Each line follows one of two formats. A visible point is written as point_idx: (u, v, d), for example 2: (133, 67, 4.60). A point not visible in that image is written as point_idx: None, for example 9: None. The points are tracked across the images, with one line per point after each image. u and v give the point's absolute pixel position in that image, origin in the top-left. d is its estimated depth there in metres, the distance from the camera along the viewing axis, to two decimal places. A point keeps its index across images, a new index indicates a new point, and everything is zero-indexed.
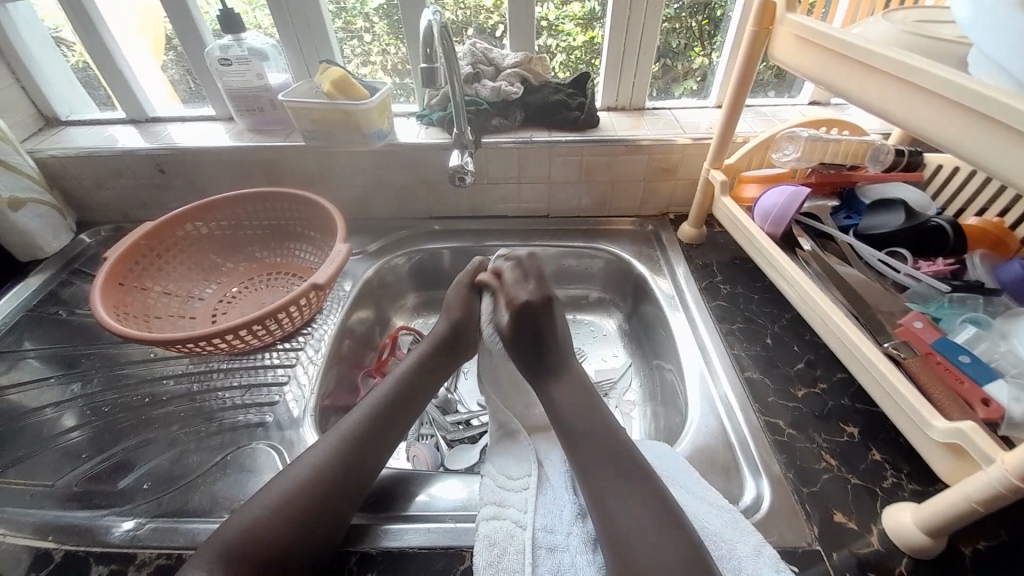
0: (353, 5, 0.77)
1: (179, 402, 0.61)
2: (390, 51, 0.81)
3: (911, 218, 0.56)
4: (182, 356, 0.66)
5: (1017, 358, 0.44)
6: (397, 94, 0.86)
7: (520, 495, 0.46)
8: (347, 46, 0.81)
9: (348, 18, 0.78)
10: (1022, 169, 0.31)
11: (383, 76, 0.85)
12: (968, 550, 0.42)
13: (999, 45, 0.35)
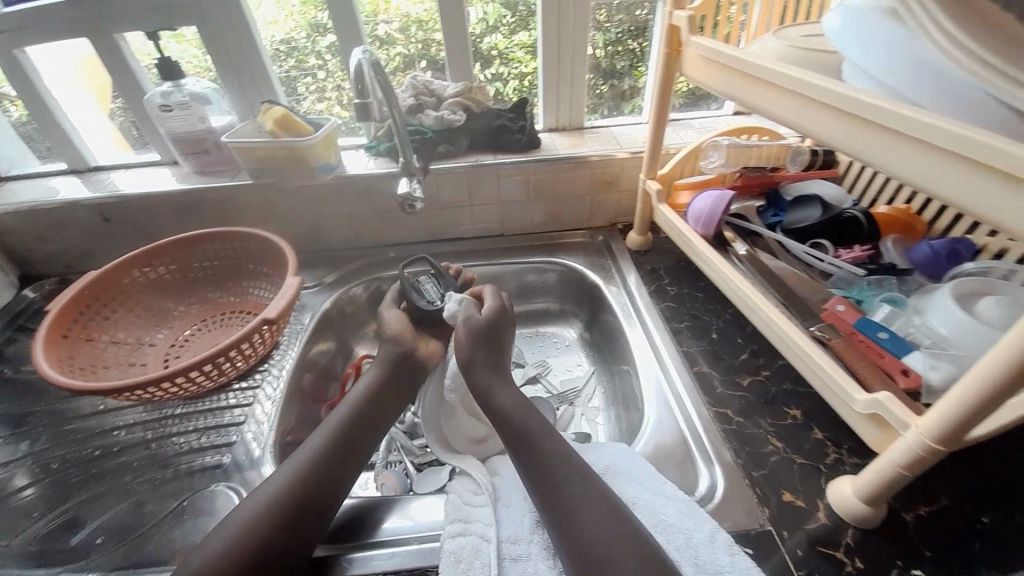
0: (303, 44, 0.79)
1: (134, 451, 0.58)
2: (344, 86, 0.84)
3: (827, 212, 0.62)
4: (136, 404, 0.64)
5: (932, 330, 0.48)
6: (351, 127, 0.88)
7: (484, 510, 0.46)
8: (301, 84, 0.83)
9: (300, 57, 0.80)
10: (895, 161, 0.35)
11: (339, 111, 0.86)
12: (908, 516, 0.45)
13: (866, 56, 0.39)
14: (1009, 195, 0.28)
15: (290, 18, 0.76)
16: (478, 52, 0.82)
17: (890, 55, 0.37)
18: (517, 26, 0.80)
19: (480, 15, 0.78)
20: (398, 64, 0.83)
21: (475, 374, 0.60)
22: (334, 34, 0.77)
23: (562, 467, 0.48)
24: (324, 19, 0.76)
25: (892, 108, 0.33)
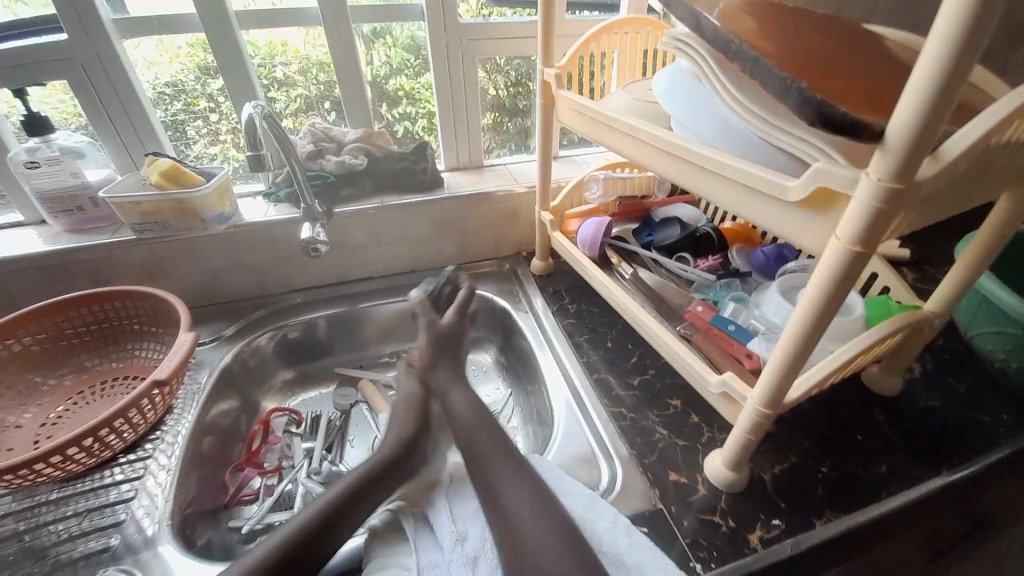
0: (192, 87, 0.78)
1: (2, 546, 0.51)
2: (239, 129, 0.84)
3: (687, 231, 0.74)
4: (2, 492, 0.55)
5: (767, 319, 0.59)
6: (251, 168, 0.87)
7: (405, 542, 0.49)
8: (190, 126, 0.82)
9: (188, 99, 0.79)
10: (705, 187, 0.44)
11: (234, 153, 0.87)
12: (767, 477, 0.54)
13: (681, 106, 0.47)
14: (778, 212, 0.37)
15: (176, 60, 0.75)
16: (386, 94, 0.87)
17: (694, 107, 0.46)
18: (421, 69, 0.86)
19: (383, 58, 0.83)
20: (299, 106, 0.85)
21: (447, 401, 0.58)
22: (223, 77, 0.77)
23: (517, 484, 0.51)
24: (214, 62, 0.76)
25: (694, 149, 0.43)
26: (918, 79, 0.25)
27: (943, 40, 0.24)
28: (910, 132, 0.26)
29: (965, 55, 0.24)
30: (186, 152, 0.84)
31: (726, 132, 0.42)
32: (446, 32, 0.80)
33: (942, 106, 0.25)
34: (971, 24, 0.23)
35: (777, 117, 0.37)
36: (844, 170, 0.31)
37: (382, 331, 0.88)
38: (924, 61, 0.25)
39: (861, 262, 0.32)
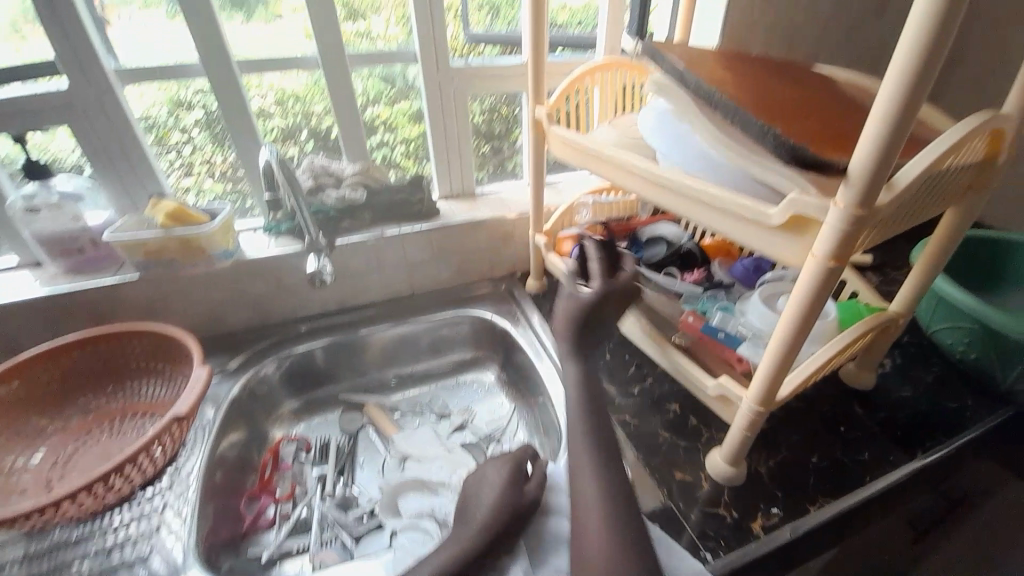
0: (165, 120, 0.77)
1: None
2: (215, 159, 0.83)
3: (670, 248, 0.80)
4: None
5: (752, 325, 0.64)
6: (228, 196, 0.87)
7: None
8: (165, 160, 0.80)
9: (161, 132, 0.78)
10: (686, 210, 0.49)
11: (211, 184, 0.85)
12: (763, 469, 0.58)
13: (659, 139, 0.54)
14: (758, 235, 0.42)
15: (150, 93, 0.75)
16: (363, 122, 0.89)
17: (670, 147, 0.52)
18: (397, 96, 0.89)
19: (362, 88, 0.86)
20: (278, 135, 0.86)
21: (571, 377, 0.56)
22: (202, 110, 0.78)
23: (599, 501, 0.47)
24: (188, 95, 0.77)
25: (677, 178, 0.49)
26: (871, 127, 0.31)
27: (890, 99, 0.30)
28: (867, 166, 0.32)
29: (906, 111, 0.30)
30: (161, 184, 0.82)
31: (704, 162, 0.48)
32: (438, 72, 0.86)
33: (892, 149, 0.31)
34: (910, 87, 0.29)
35: (747, 155, 0.44)
36: (814, 199, 0.37)
37: (384, 356, 0.90)
38: (881, 104, 0.31)
39: (833, 277, 0.38)
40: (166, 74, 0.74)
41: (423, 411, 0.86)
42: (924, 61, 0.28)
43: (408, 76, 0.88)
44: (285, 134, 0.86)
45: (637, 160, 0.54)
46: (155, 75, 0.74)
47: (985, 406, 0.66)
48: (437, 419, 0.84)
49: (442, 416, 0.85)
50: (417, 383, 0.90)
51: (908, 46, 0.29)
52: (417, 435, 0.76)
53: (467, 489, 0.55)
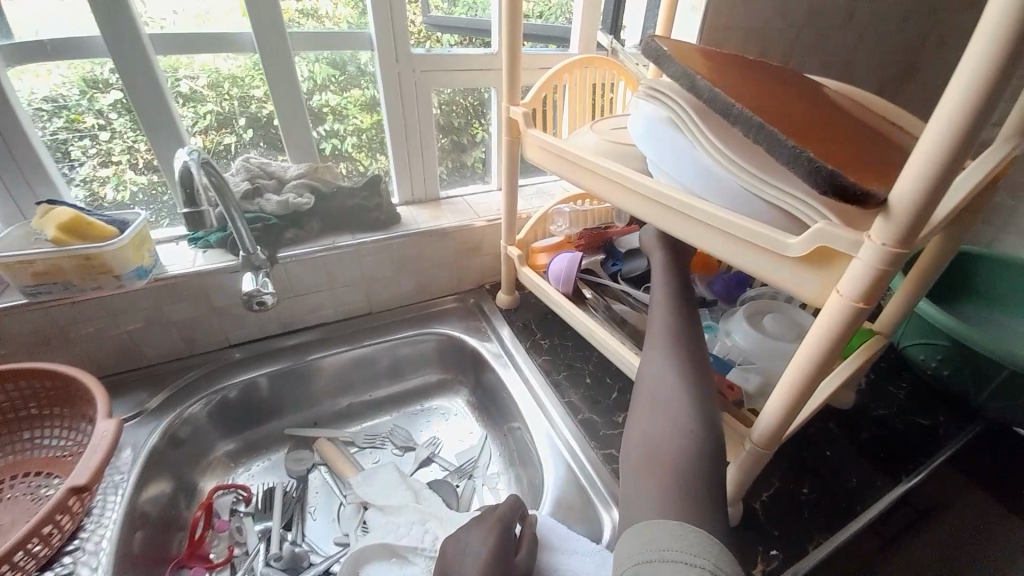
0: (74, 101, 0.65)
1: None
2: (137, 147, 0.71)
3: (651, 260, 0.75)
4: None
5: (741, 347, 0.61)
6: (153, 191, 0.76)
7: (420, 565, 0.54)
8: (73, 147, 0.68)
9: (71, 115, 0.66)
10: (681, 229, 0.45)
11: (133, 176, 0.73)
12: (758, 505, 0.56)
13: (648, 147, 0.48)
14: (773, 266, 0.38)
15: (52, 70, 0.63)
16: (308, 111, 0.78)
17: (660, 151, 0.46)
18: (348, 84, 0.79)
19: (306, 74, 0.75)
20: (211, 122, 0.74)
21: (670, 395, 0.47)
22: (119, 90, 0.66)
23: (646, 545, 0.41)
24: (104, 75, 0.65)
25: (670, 193, 0.44)
26: (926, 154, 0.27)
27: (950, 123, 0.26)
28: (918, 199, 0.28)
29: (966, 139, 0.26)
30: (70, 175, 0.70)
31: (697, 175, 0.43)
32: (398, 62, 0.77)
33: (944, 180, 0.27)
34: (977, 109, 0.25)
35: (753, 166, 0.39)
36: (844, 233, 0.32)
37: (339, 382, 0.80)
38: (940, 129, 0.26)
39: (859, 319, 0.34)
40: (72, 51, 0.62)
41: (383, 445, 0.78)
42: (996, 80, 0.24)
43: (359, 61, 0.77)
44: (222, 121, 0.74)
45: (624, 171, 0.49)
46: (60, 52, 0.62)
47: (955, 421, 0.67)
48: (400, 454, 0.77)
49: (405, 450, 0.77)
50: (375, 412, 0.83)
51: (977, 62, 0.24)
52: (379, 480, 0.66)
53: (446, 553, 0.48)
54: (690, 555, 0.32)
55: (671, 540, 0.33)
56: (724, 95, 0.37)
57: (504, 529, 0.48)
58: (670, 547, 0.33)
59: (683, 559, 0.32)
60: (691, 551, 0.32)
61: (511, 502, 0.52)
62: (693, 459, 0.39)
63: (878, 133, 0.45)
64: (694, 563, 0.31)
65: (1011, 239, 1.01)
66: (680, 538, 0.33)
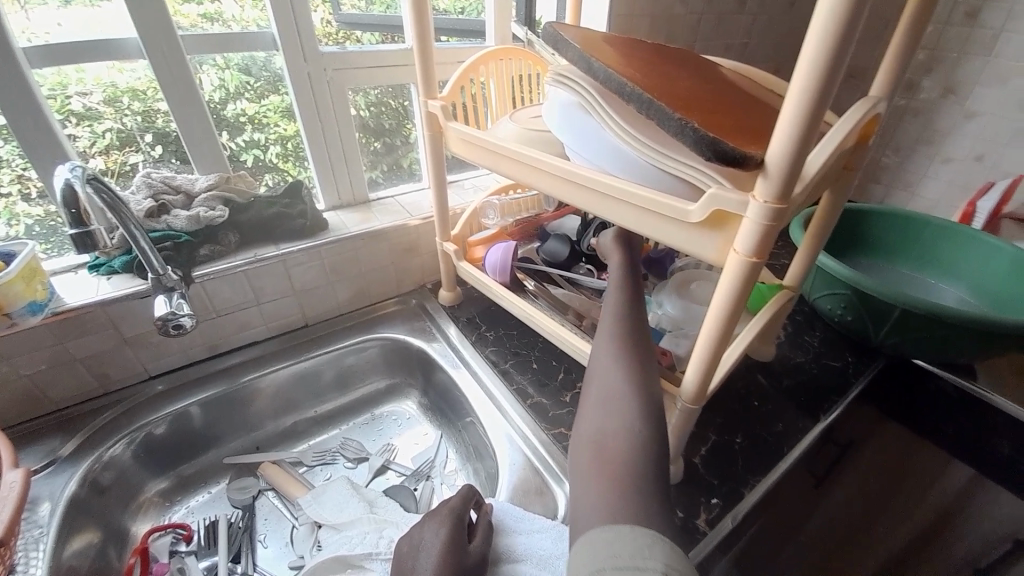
0: None
1: None
2: (27, 176, 0.64)
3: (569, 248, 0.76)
4: None
5: (671, 316, 0.65)
6: (49, 223, 0.69)
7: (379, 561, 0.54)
8: None
9: None
10: (598, 207, 0.47)
11: (23, 209, 0.66)
12: (698, 459, 0.60)
13: (564, 131, 0.49)
14: (680, 234, 0.41)
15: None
16: (221, 120, 0.74)
17: (577, 133, 0.47)
18: (264, 90, 0.75)
19: (215, 82, 0.71)
20: (111, 141, 0.68)
21: (597, 373, 0.48)
22: (2, 115, 0.59)
23: None
24: None
25: (583, 173, 0.46)
26: (790, 119, 0.30)
27: (806, 86, 0.28)
28: (786, 160, 0.31)
29: (820, 101, 0.29)
30: None
31: (607, 153, 0.45)
32: (307, 63, 0.73)
33: (805, 141, 0.30)
34: (821, 77, 0.28)
35: (653, 141, 0.41)
36: (734, 195, 0.35)
37: (279, 402, 0.77)
38: (797, 95, 0.29)
39: (755, 273, 0.37)
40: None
41: (335, 460, 0.76)
42: (840, 45, 0.27)
43: (272, 64, 0.74)
44: (125, 141, 0.69)
45: (541, 155, 0.51)
46: None
47: (862, 360, 0.75)
48: (352, 466, 0.75)
49: (358, 462, 0.75)
50: (324, 427, 0.80)
51: (821, 30, 0.27)
52: (331, 495, 0.64)
53: (403, 553, 0.47)
54: (640, 559, 0.32)
55: (624, 548, 0.33)
56: (617, 74, 0.39)
57: (460, 522, 0.48)
58: (621, 554, 0.33)
59: (634, 564, 0.32)
60: (641, 555, 0.32)
61: (465, 492, 0.52)
62: (639, 444, 0.40)
63: (764, 104, 0.50)
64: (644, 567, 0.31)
65: (898, 195, 1.13)
66: (631, 547, 0.33)
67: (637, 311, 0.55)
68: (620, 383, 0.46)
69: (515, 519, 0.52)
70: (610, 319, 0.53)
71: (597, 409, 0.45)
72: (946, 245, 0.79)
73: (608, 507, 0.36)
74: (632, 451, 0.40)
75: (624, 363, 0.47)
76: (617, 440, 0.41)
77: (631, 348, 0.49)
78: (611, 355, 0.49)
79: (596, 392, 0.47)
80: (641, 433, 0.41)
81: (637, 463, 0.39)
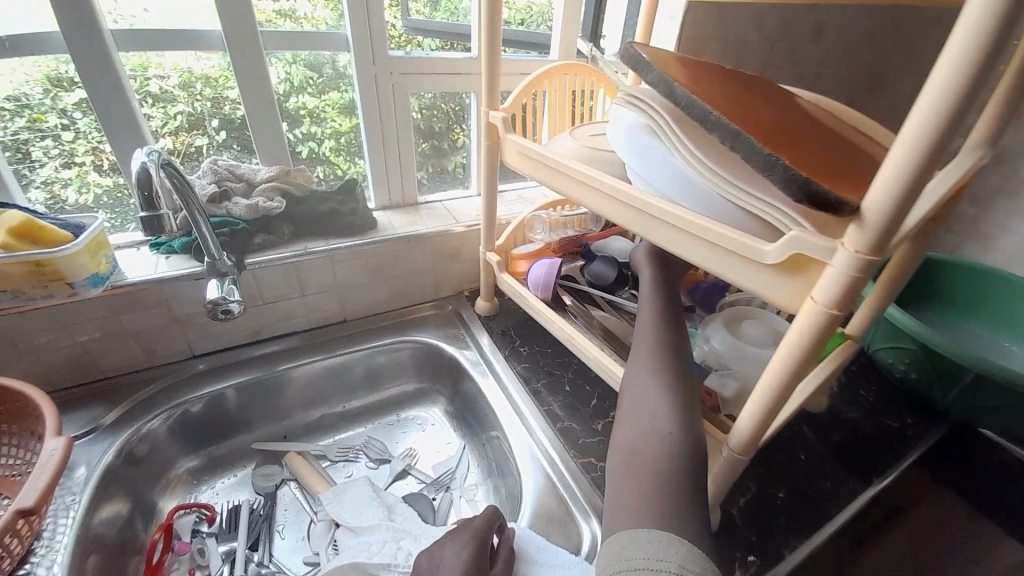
0: (37, 100, 0.62)
1: None
2: (101, 149, 0.68)
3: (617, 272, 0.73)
4: None
5: (717, 354, 0.62)
6: (118, 195, 0.72)
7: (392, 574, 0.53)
8: (33, 148, 0.65)
9: (34, 115, 0.63)
10: (657, 235, 0.45)
11: (95, 179, 0.70)
12: (736, 511, 0.56)
13: (626, 152, 0.48)
14: (747, 273, 0.38)
15: (14, 68, 0.59)
16: (283, 111, 0.76)
17: (639, 156, 0.46)
18: (327, 87, 0.77)
19: (282, 75, 0.73)
20: (181, 124, 0.71)
21: (633, 399, 0.46)
22: (84, 89, 0.63)
23: None
24: (69, 73, 0.62)
25: (643, 197, 0.44)
26: (895, 166, 0.27)
27: (920, 133, 0.26)
28: (885, 209, 0.28)
29: (936, 150, 0.26)
30: (31, 177, 0.67)
31: (673, 180, 0.43)
32: (374, 65, 0.75)
33: (912, 189, 0.28)
34: (939, 126, 0.25)
35: (728, 172, 0.39)
36: (819, 240, 0.32)
37: (310, 394, 0.78)
38: (907, 142, 0.27)
39: (833, 325, 0.34)
40: (32, 46, 0.59)
41: (357, 458, 0.76)
42: (968, 92, 0.24)
43: (338, 64, 0.76)
44: (193, 124, 0.72)
45: (598, 175, 0.49)
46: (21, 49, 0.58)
47: (925, 423, 0.69)
48: (374, 466, 0.75)
49: (380, 462, 0.75)
50: (351, 424, 0.80)
51: (946, 76, 0.24)
52: (352, 495, 0.63)
53: (420, 571, 0.46)
54: (657, 560, 0.33)
55: (639, 550, 0.34)
56: (697, 101, 0.37)
57: (481, 548, 0.47)
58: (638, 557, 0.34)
59: (651, 565, 0.33)
60: (656, 556, 0.34)
61: (489, 514, 0.50)
62: (683, 494, 0.38)
63: (850, 143, 0.46)
64: (660, 567, 0.33)
65: None
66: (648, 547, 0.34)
67: (677, 338, 0.52)
68: (663, 415, 0.43)
69: (536, 550, 0.50)
70: (648, 343, 0.51)
71: (635, 444, 0.42)
72: None
73: (643, 557, 0.34)
74: (673, 499, 0.37)
75: (665, 393, 0.45)
76: (659, 485, 0.38)
77: (673, 378, 0.46)
78: (651, 383, 0.46)
79: (633, 424, 0.44)
80: (685, 482, 0.38)
81: (678, 513, 0.36)
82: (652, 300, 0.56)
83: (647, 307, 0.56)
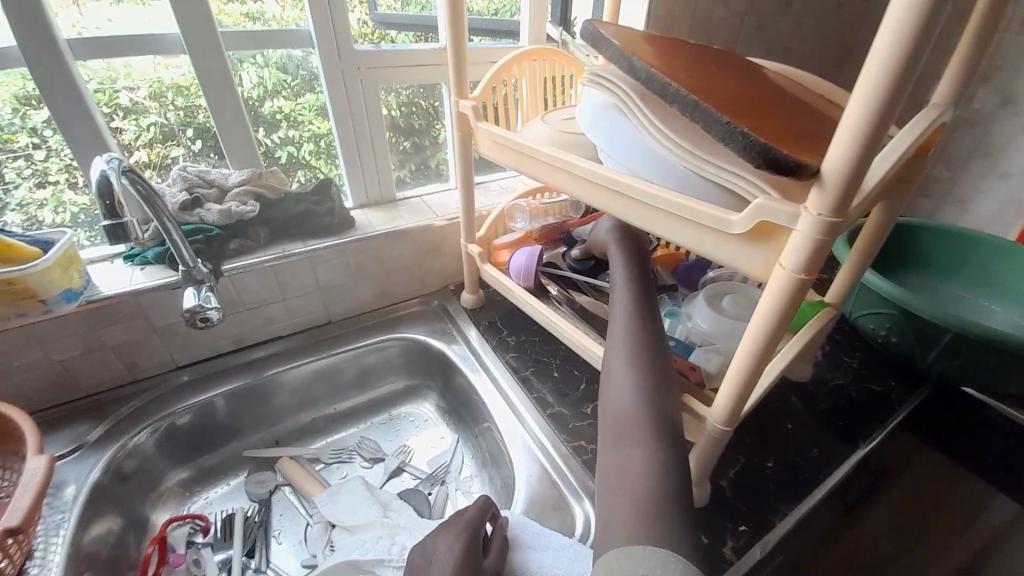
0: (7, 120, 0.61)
1: None
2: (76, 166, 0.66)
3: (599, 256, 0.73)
4: None
5: (701, 331, 0.62)
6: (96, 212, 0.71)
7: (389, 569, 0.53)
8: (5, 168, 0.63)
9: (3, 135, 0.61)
10: (629, 213, 0.45)
11: (72, 197, 0.68)
12: (726, 483, 0.57)
13: (596, 132, 0.47)
14: (719, 246, 0.38)
15: None
16: (260, 116, 0.75)
17: (608, 136, 0.46)
18: (301, 88, 0.76)
19: (254, 80, 0.72)
20: (154, 135, 0.70)
21: (615, 380, 0.46)
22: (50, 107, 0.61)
23: None
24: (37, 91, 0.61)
25: (614, 176, 0.44)
26: (850, 129, 0.27)
27: (870, 94, 0.26)
28: (843, 173, 0.29)
29: (886, 111, 0.26)
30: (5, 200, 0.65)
31: (643, 158, 0.43)
32: (341, 61, 0.74)
33: (867, 152, 0.28)
34: (888, 85, 0.25)
35: (695, 145, 0.39)
36: (784, 207, 0.32)
37: (299, 398, 0.77)
38: (858, 104, 0.27)
39: (802, 291, 0.34)
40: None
41: (351, 459, 0.76)
42: (913, 49, 0.24)
43: (309, 63, 0.74)
44: (166, 135, 0.71)
45: (570, 158, 0.49)
46: None
47: (907, 386, 0.70)
48: (368, 465, 0.75)
49: (374, 461, 0.75)
50: (342, 425, 0.80)
51: (890, 36, 0.24)
52: (346, 496, 0.63)
53: (415, 563, 0.46)
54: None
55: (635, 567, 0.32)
56: (659, 75, 0.37)
57: (475, 537, 0.47)
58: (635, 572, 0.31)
59: None
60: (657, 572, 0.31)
61: (481, 504, 0.51)
62: (666, 468, 0.38)
63: (815, 110, 0.46)
64: None
65: (949, 210, 1.06)
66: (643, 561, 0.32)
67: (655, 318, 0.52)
68: (644, 395, 0.43)
69: (529, 535, 0.50)
70: (628, 324, 0.51)
71: (619, 423, 0.43)
72: (1005, 266, 0.73)
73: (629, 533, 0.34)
74: (657, 474, 0.38)
75: (646, 373, 0.45)
76: (642, 460, 0.39)
77: (653, 358, 0.47)
78: (632, 363, 0.46)
79: (616, 404, 0.44)
80: (667, 456, 0.39)
81: (662, 486, 0.37)
82: (633, 282, 0.56)
83: (627, 288, 0.55)
